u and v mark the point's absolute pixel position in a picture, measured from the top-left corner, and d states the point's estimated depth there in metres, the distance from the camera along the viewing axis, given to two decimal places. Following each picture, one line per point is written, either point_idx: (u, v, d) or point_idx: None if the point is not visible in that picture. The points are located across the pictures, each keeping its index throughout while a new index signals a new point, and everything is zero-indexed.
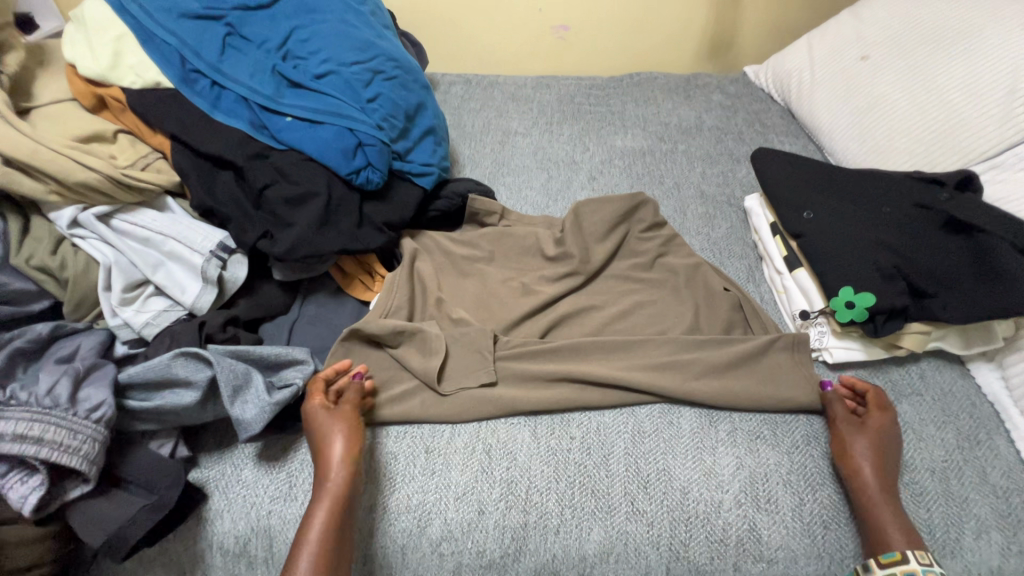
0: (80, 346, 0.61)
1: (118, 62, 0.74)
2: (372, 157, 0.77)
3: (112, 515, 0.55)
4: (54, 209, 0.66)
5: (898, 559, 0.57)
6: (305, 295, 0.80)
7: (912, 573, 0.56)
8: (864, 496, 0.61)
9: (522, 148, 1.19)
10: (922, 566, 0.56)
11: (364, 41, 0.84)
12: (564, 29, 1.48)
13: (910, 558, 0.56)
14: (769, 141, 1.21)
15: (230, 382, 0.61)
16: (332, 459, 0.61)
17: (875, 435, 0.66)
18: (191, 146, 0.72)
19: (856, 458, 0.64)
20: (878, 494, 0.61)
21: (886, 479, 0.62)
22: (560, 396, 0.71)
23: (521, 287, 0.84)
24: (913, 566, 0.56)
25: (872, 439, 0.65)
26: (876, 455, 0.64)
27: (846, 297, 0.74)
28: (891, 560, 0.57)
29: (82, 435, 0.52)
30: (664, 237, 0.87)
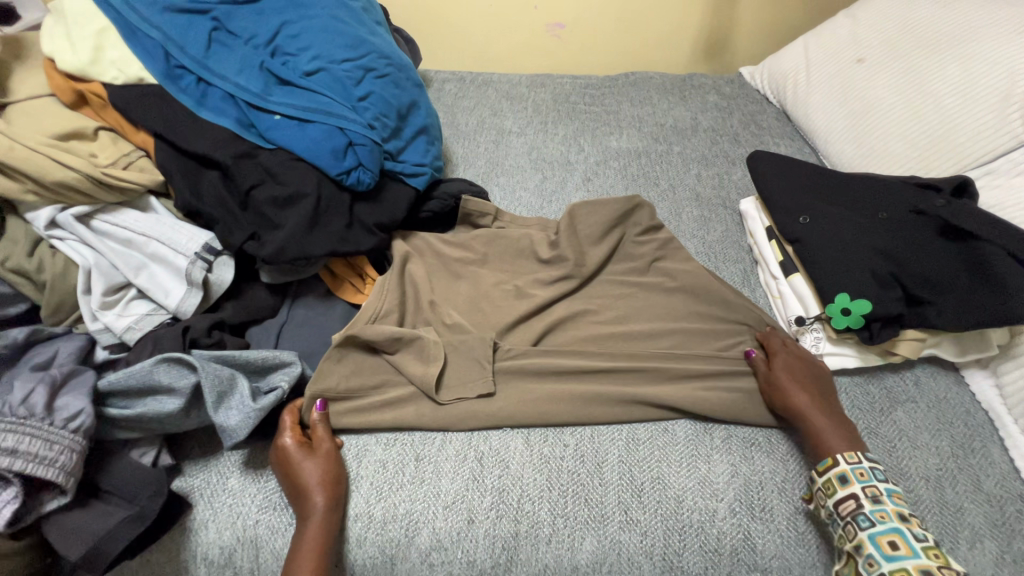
0: (58, 351, 0.59)
1: (99, 57, 0.71)
2: (362, 157, 0.75)
3: (90, 528, 0.53)
4: (32, 209, 0.64)
5: (831, 464, 0.62)
6: (294, 298, 0.79)
7: (843, 473, 0.60)
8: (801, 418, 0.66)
9: (517, 148, 1.17)
10: (851, 466, 0.61)
11: (355, 38, 0.83)
12: (559, 27, 1.47)
13: (841, 461, 0.61)
14: (765, 143, 1.20)
15: (216, 387, 0.59)
16: (310, 482, 0.60)
17: (791, 362, 0.71)
18: (175, 144, 0.69)
19: (780, 386, 0.69)
20: (812, 413, 0.66)
21: (816, 397, 0.68)
22: (553, 403, 0.70)
23: (514, 291, 0.82)
24: (843, 467, 0.61)
25: (793, 367, 0.70)
26: (797, 381, 0.69)
27: (843, 303, 0.73)
28: (826, 467, 0.62)
29: (59, 445, 0.50)
30: (661, 240, 0.86)
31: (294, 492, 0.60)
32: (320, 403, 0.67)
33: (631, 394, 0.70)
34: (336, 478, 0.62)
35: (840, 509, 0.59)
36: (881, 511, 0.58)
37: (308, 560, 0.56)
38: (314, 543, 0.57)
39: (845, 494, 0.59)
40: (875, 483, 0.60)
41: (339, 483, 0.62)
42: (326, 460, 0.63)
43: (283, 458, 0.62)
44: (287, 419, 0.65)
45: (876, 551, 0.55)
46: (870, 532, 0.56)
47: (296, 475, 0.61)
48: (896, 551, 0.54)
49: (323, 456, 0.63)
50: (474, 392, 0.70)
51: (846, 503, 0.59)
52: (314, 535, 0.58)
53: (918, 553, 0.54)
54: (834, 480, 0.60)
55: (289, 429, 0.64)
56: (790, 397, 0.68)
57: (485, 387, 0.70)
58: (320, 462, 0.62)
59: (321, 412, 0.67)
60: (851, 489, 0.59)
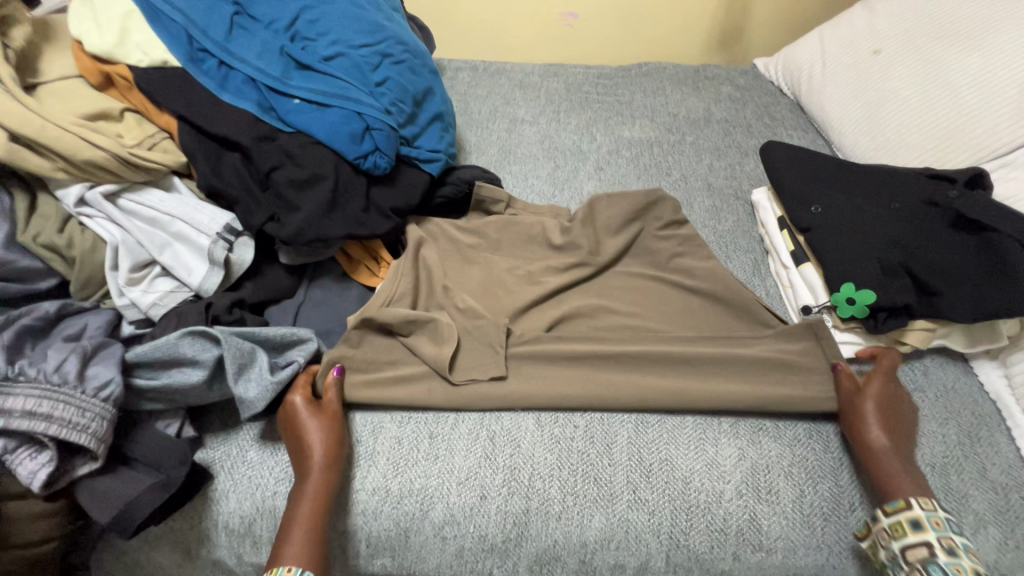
0: (87, 324, 0.60)
1: (124, 39, 0.72)
2: (379, 142, 0.76)
3: (119, 492, 0.55)
4: (61, 187, 0.65)
5: (902, 506, 0.58)
6: (311, 278, 0.81)
7: (916, 518, 0.57)
8: (875, 458, 0.63)
9: (529, 136, 1.18)
10: (926, 512, 0.57)
11: (372, 24, 0.84)
12: (573, 16, 1.47)
13: (914, 504, 0.58)
14: (778, 134, 1.20)
15: (237, 360, 0.61)
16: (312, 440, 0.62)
17: (884, 401, 0.66)
18: (198, 126, 0.71)
19: (866, 423, 0.65)
20: (888, 453, 0.63)
21: (897, 438, 0.64)
22: (570, 389, 0.70)
23: (527, 277, 0.83)
24: (916, 512, 0.57)
25: (884, 407, 0.66)
26: (885, 424, 0.64)
27: (847, 294, 0.74)
28: (895, 508, 0.58)
29: (90, 413, 0.52)
30: (682, 235, 0.85)
31: (298, 445, 0.62)
32: (338, 367, 0.69)
33: (644, 380, 0.70)
34: (338, 439, 0.64)
35: (907, 555, 0.55)
36: (957, 564, 0.54)
37: (304, 514, 0.58)
38: (312, 497, 0.59)
39: (916, 540, 0.56)
40: (952, 535, 0.56)
41: (341, 445, 0.64)
42: (329, 420, 0.64)
43: (291, 413, 0.65)
44: (301, 379, 0.67)
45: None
46: None
47: (300, 432, 0.63)
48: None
49: (328, 417, 0.64)
50: (488, 376, 0.70)
51: (915, 549, 0.56)
52: (314, 486, 0.60)
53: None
54: (904, 523, 0.57)
55: (300, 387, 0.66)
56: (865, 425, 0.65)
57: (498, 371, 0.71)
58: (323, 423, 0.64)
59: (338, 376, 0.68)
60: (924, 536, 0.56)
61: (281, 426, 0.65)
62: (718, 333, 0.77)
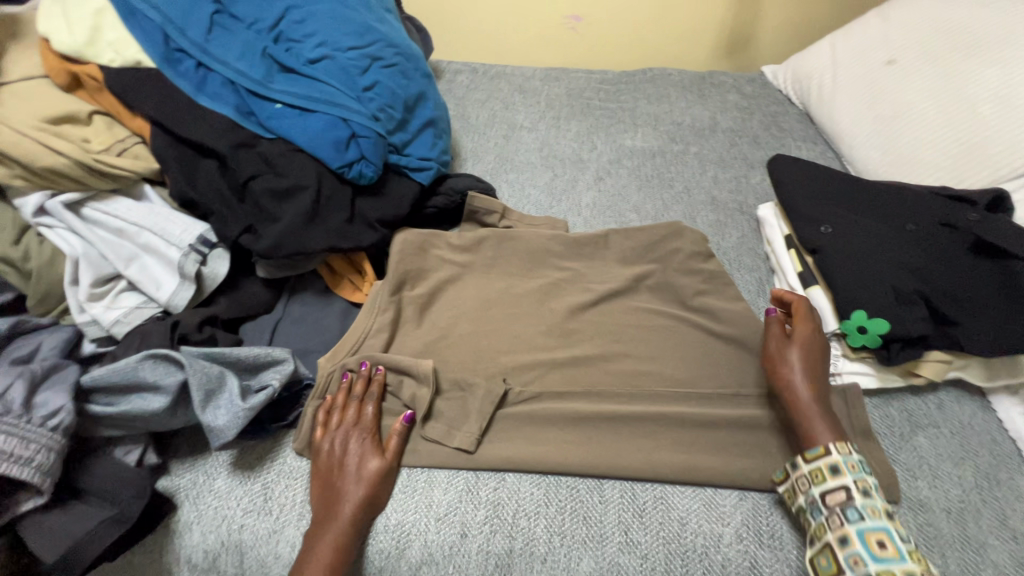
0: (41, 345, 0.56)
1: (96, 38, 0.68)
2: (365, 150, 0.72)
3: (67, 530, 0.51)
4: (20, 195, 0.61)
5: (821, 452, 0.59)
6: (291, 293, 0.77)
7: (835, 464, 0.57)
8: (798, 408, 0.62)
9: (528, 143, 1.14)
10: (843, 457, 0.58)
11: (363, 25, 0.80)
12: (576, 19, 1.43)
13: (832, 450, 0.58)
14: (786, 146, 1.16)
15: (203, 386, 0.57)
16: (357, 482, 0.60)
17: (809, 345, 0.66)
18: (172, 131, 0.67)
19: (789, 361, 0.65)
20: (803, 394, 0.63)
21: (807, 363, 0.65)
22: (556, 429, 0.67)
23: (519, 296, 0.79)
24: (834, 458, 0.58)
25: (809, 351, 0.66)
26: (808, 366, 0.65)
27: (859, 320, 0.69)
28: (815, 454, 0.59)
29: (36, 444, 0.48)
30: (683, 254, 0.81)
31: (337, 479, 0.60)
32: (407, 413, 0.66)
33: (637, 414, 0.67)
34: (382, 486, 0.61)
35: (827, 499, 0.56)
36: (872, 507, 0.55)
37: (325, 556, 0.55)
38: (333, 537, 0.56)
39: (834, 485, 0.56)
40: (866, 477, 0.57)
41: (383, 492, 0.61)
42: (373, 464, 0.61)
43: (340, 443, 0.62)
44: (359, 410, 0.65)
45: (863, 548, 0.53)
46: (857, 527, 0.54)
47: (345, 466, 0.61)
48: (884, 552, 0.52)
49: (374, 463, 0.61)
50: (453, 444, 0.64)
51: (835, 494, 0.56)
52: (344, 529, 0.57)
53: (903, 554, 0.52)
54: (823, 468, 0.58)
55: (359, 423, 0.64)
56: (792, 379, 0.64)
57: (463, 445, 0.64)
58: (372, 465, 0.61)
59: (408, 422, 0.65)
60: (842, 480, 0.57)
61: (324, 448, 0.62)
62: (728, 384, 0.72)
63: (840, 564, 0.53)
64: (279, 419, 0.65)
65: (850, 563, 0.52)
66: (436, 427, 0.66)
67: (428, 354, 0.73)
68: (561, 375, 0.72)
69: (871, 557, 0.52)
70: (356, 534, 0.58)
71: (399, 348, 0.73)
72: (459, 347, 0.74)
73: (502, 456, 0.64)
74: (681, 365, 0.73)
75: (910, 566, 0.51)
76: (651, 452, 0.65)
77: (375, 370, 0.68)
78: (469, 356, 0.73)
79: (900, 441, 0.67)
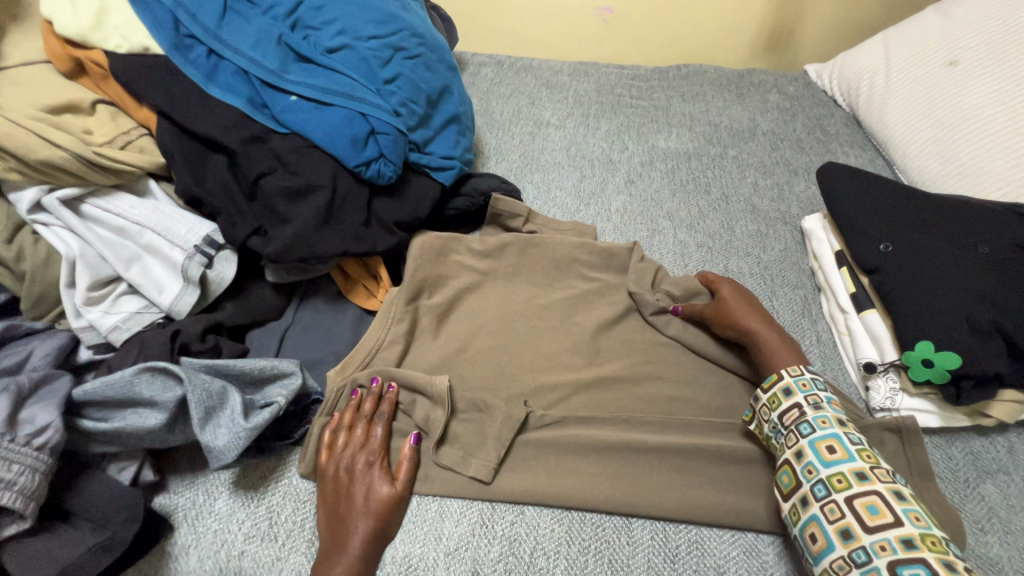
0: (31, 354, 0.53)
1: (102, 21, 0.64)
2: (385, 148, 0.67)
3: (52, 557, 0.47)
4: (16, 190, 0.57)
5: (776, 380, 0.60)
6: (302, 298, 0.72)
7: (788, 386, 0.59)
8: (758, 347, 0.65)
9: (555, 142, 1.07)
10: (793, 378, 0.59)
11: (386, 13, 0.74)
12: (607, 11, 1.35)
13: (783, 375, 0.60)
14: (832, 152, 1.08)
15: (204, 403, 0.52)
16: (365, 510, 0.55)
17: (741, 294, 0.70)
18: (179, 123, 0.62)
19: (737, 316, 0.67)
20: (762, 335, 0.65)
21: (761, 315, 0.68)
22: (581, 459, 0.61)
23: (543, 309, 0.74)
24: (787, 380, 0.59)
25: (743, 299, 0.70)
26: (755, 312, 0.68)
27: (924, 353, 0.63)
28: (771, 383, 0.60)
29: (19, 466, 0.44)
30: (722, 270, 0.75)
31: (344, 507, 0.56)
32: (414, 434, 0.61)
33: (670, 445, 0.61)
34: (391, 515, 0.56)
35: (783, 420, 0.57)
36: (823, 418, 0.55)
37: None
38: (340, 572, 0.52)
39: (789, 405, 0.57)
40: (818, 393, 0.58)
41: (392, 522, 0.56)
42: (382, 490, 0.57)
43: (347, 468, 0.58)
44: (367, 431, 0.60)
45: (815, 457, 0.53)
46: (810, 438, 0.54)
47: (352, 493, 0.56)
48: (834, 455, 0.52)
49: (383, 490, 0.57)
50: (469, 473, 0.59)
51: (790, 412, 0.57)
52: (353, 564, 0.52)
53: (853, 455, 0.52)
54: (778, 394, 0.59)
55: (367, 445, 0.59)
56: (744, 323, 0.67)
57: (480, 474, 0.59)
58: (381, 492, 0.56)
59: (415, 445, 0.61)
60: (795, 400, 0.57)
61: (330, 473, 0.58)
62: None
63: (797, 474, 0.53)
64: (286, 436, 0.61)
65: (804, 472, 0.53)
66: (452, 453, 0.60)
67: (444, 369, 0.68)
68: (587, 398, 0.66)
69: (822, 462, 0.52)
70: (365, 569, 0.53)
71: (413, 362, 0.68)
72: (478, 363, 0.68)
73: (522, 487, 0.59)
74: (719, 391, 0.67)
75: (859, 465, 0.51)
76: (685, 490, 0.59)
77: (387, 388, 0.63)
78: (488, 373, 0.68)
79: (967, 488, 0.60)
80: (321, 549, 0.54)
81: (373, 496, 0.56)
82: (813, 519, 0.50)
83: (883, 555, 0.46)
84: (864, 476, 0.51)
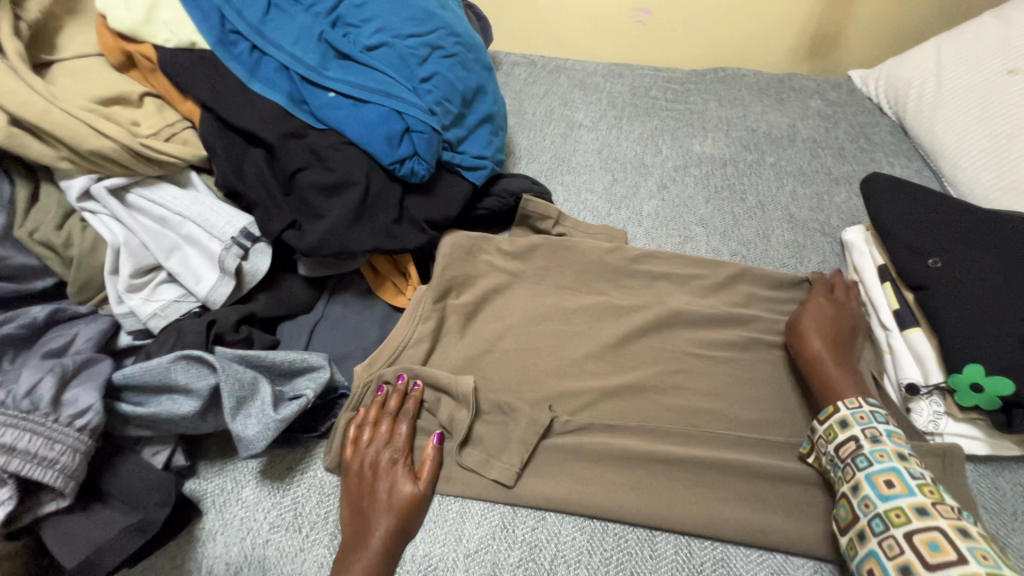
0: (76, 336, 0.54)
1: (152, 16, 0.65)
2: (419, 146, 0.67)
3: (89, 536, 0.49)
4: (66, 178, 0.59)
5: (832, 411, 0.58)
6: (332, 293, 0.73)
7: (842, 418, 0.57)
8: (815, 369, 0.64)
9: (587, 144, 1.06)
10: (851, 410, 0.57)
11: (425, 12, 0.75)
12: (644, 12, 1.33)
13: (841, 406, 0.58)
14: (876, 161, 1.04)
15: (236, 393, 0.53)
16: (388, 507, 0.55)
17: (821, 314, 0.69)
18: (222, 117, 0.64)
19: (803, 335, 0.67)
20: (825, 361, 0.64)
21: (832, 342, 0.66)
22: (605, 468, 0.60)
23: (571, 313, 0.73)
24: (843, 412, 0.57)
25: (821, 320, 0.68)
26: (823, 333, 0.66)
27: (973, 377, 0.60)
28: (827, 414, 0.59)
29: (61, 445, 0.46)
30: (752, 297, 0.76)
31: (367, 503, 0.56)
32: (437, 434, 0.61)
33: (698, 459, 0.60)
34: (413, 514, 0.56)
35: (840, 452, 0.56)
36: (880, 451, 0.54)
37: None
38: (362, 568, 0.52)
39: (845, 437, 0.56)
40: (875, 425, 0.56)
41: (414, 521, 0.56)
42: (405, 488, 0.57)
43: (372, 463, 0.58)
44: (392, 428, 0.61)
45: (872, 491, 0.51)
46: (867, 471, 0.53)
47: (376, 489, 0.57)
48: (892, 490, 0.50)
49: (405, 487, 0.57)
50: (491, 476, 0.59)
51: (846, 445, 0.56)
52: (374, 560, 0.53)
53: (914, 490, 0.50)
54: (834, 426, 0.57)
55: (392, 442, 0.60)
56: (806, 344, 0.66)
57: (502, 478, 0.59)
58: (404, 490, 0.57)
59: (438, 445, 0.61)
60: (851, 432, 0.56)
61: (355, 467, 0.58)
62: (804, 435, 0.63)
63: (854, 508, 0.52)
64: (312, 428, 0.62)
65: (862, 506, 0.51)
66: (475, 454, 0.60)
67: (470, 370, 0.67)
68: (613, 406, 0.65)
69: (880, 496, 0.50)
70: (386, 566, 0.53)
71: (439, 361, 0.68)
72: (504, 364, 0.68)
73: (544, 493, 0.58)
74: (749, 406, 0.66)
75: (920, 499, 0.49)
76: (712, 506, 0.57)
77: (414, 386, 0.64)
78: (514, 376, 0.67)
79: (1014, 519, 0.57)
80: (344, 543, 0.54)
81: (396, 493, 0.56)
82: (872, 555, 0.48)
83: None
84: (923, 510, 0.48)
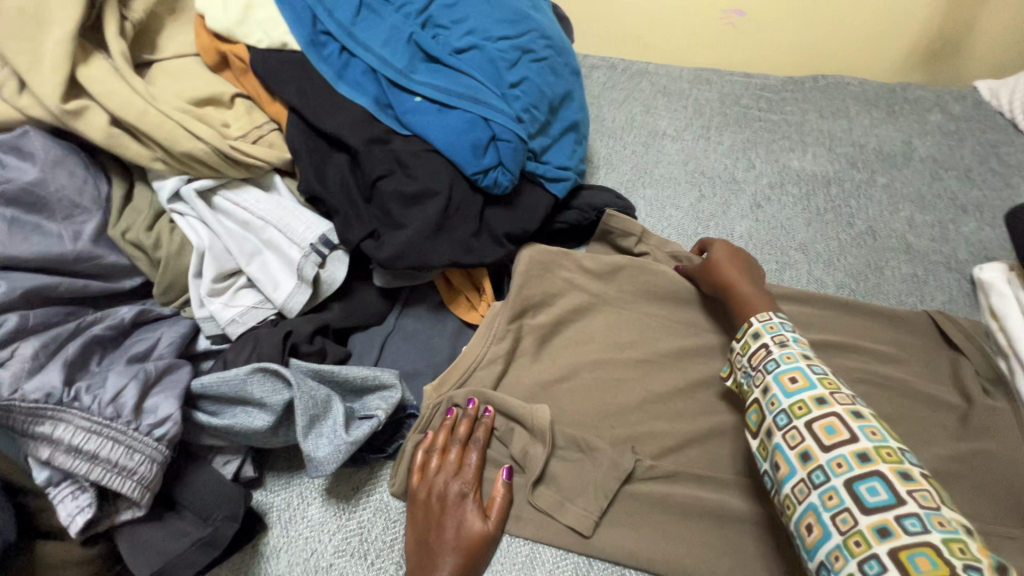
0: (159, 340, 0.54)
1: (247, 16, 0.65)
2: (504, 156, 0.63)
3: (161, 548, 0.48)
4: (159, 178, 0.60)
5: (745, 328, 0.58)
6: (404, 304, 0.70)
7: (756, 330, 0.57)
8: (731, 294, 0.63)
9: (671, 155, 0.99)
10: (762, 323, 0.57)
11: (516, 12, 0.70)
12: (737, 14, 1.22)
13: (753, 321, 0.58)
14: (1012, 186, 0.90)
15: (308, 411, 0.51)
16: (455, 544, 0.52)
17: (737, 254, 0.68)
18: (308, 120, 0.62)
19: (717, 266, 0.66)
20: (739, 286, 0.63)
21: (744, 274, 0.65)
22: (692, 524, 0.54)
23: (656, 344, 0.67)
24: (756, 326, 0.57)
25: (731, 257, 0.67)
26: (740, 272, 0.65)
27: None
28: (742, 331, 0.58)
29: (140, 455, 0.45)
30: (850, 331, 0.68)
31: (432, 537, 0.52)
32: (507, 469, 0.57)
33: None
34: (479, 554, 0.52)
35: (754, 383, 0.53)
36: (789, 375, 0.51)
37: None
38: None
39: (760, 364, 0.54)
40: (784, 332, 0.56)
41: (479, 562, 0.52)
42: (471, 525, 0.53)
43: (439, 494, 0.55)
44: (461, 457, 0.57)
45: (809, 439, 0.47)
46: (797, 417, 0.49)
47: (443, 522, 0.53)
48: (830, 436, 0.47)
49: (473, 524, 0.53)
50: (566, 521, 0.54)
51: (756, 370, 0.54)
52: None
53: (856, 435, 0.46)
54: (748, 343, 0.57)
55: (460, 472, 0.56)
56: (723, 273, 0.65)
57: (580, 526, 0.54)
58: (472, 526, 0.53)
59: (507, 480, 0.56)
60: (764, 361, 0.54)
61: (421, 496, 0.55)
62: None
63: (762, 409, 0.52)
64: (380, 449, 0.59)
65: (800, 458, 0.47)
66: (550, 495, 0.56)
67: (545, 398, 0.63)
68: (701, 453, 0.59)
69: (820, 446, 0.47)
70: None
71: (512, 386, 0.64)
72: (581, 395, 0.63)
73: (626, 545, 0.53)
74: None
75: (861, 445, 0.46)
76: None
77: (485, 413, 0.60)
78: (593, 410, 0.62)
79: None
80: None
81: (463, 529, 0.52)
82: (810, 509, 0.45)
83: (885, 541, 0.41)
84: (824, 401, 0.49)
